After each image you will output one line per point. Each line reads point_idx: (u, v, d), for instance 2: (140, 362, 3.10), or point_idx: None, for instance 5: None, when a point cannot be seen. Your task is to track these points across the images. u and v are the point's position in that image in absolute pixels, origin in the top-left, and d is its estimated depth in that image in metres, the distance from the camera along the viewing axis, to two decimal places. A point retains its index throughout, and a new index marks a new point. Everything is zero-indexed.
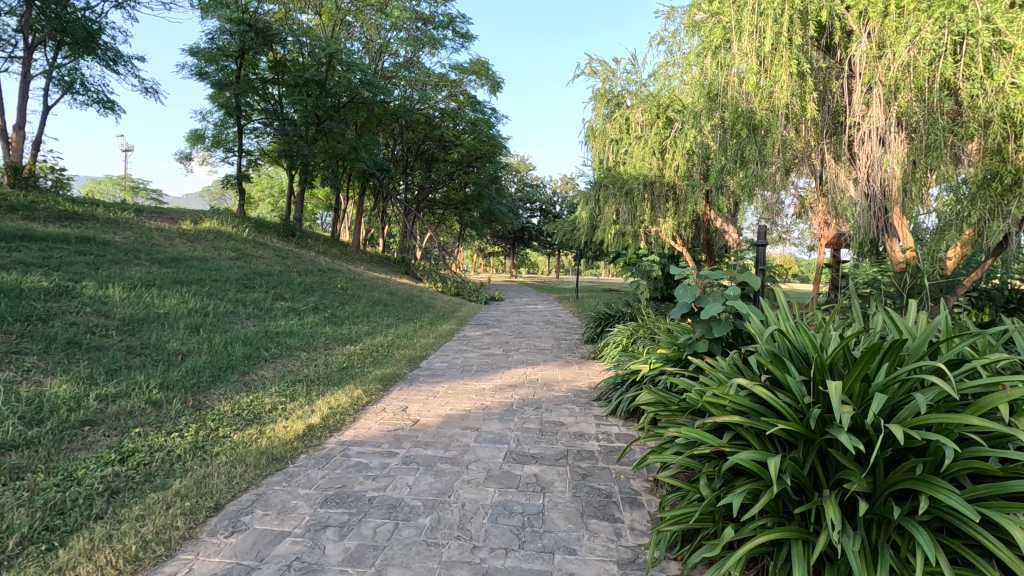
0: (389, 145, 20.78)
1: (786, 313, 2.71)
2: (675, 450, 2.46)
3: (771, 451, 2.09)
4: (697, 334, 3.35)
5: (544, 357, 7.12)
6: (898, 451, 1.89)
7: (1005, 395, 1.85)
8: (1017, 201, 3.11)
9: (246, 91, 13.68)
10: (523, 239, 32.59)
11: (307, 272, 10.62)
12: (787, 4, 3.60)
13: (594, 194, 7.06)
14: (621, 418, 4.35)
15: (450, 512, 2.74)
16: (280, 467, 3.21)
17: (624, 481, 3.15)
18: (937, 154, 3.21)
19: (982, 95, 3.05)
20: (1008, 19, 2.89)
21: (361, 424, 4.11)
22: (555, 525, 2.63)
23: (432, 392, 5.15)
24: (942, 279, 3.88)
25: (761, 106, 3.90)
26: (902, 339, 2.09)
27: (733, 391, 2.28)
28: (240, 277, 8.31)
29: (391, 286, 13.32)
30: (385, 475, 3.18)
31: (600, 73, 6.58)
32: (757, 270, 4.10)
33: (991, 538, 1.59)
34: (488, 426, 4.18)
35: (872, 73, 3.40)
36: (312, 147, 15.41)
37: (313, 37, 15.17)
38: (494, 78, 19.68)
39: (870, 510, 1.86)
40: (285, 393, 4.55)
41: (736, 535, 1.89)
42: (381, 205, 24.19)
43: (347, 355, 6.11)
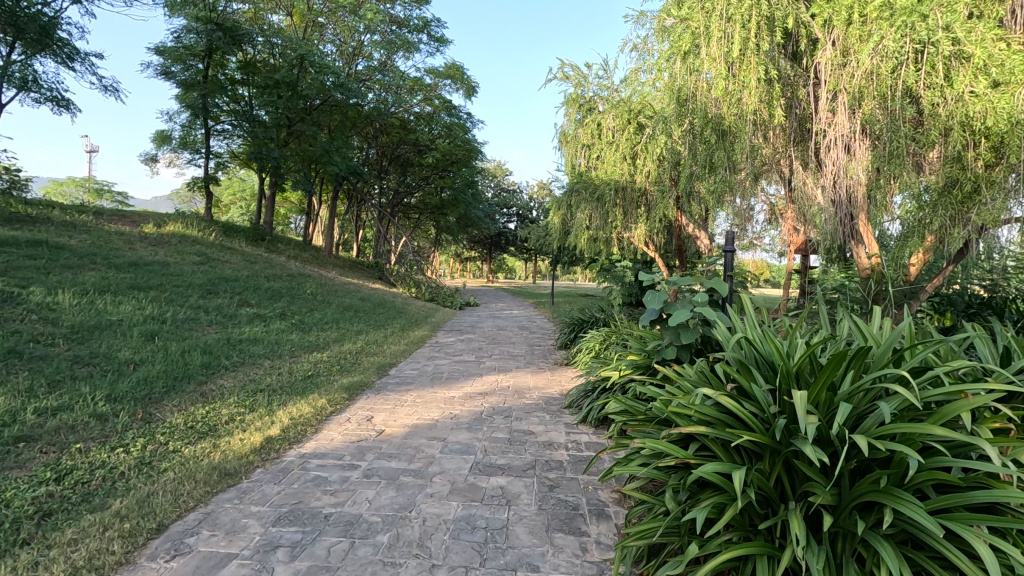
0: (363, 148, 20.54)
1: (753, 320, 2.65)
2: (641, 461, 2.38)
3: (737, 464, 2.03)
4: (665, 341, 3.33)
5: (517, 363, 7.04)
6: (863, 462, 1.86)
7: (968, 403, 1.84)
8: (976, 209, 3.12)
9: (213, 91, 13.32)
10: (500, 244, 32.56)
11: (274, 277, 10.37)
12: (755, 10, 3.61)
13: (567, 199, 7.03)
14: (591, 425, 4.29)
15: (411, 528, 2.63)
16: (233, 482, 3.06)
17: (592, 492, 3.08)
18: (901, 162, 3.21)
19: (943, 104, 3.08)
20: (967, 29, 2.94)
21: (323, 435, 3.96)
22: (519, 540, 2.54)
23: (400, 400, 5.03)
24: (907, 286, 3.92)
25: (730, 111, 3.92)
26: (865, 347, 2.07)
27: (699, 400, 2.22)
28: (204, 282, 8.05)
29: (364, 291, 13.07)
30: (345, 489, 3.04)
31: (572, 78, 6.55)
32: (726, 276, 4.08)
33: (954, 550, 1.56)
34: (456, 436, 4.07)
35: (837, 80, 3.46)
36: (282, 150, 15.11)
37: (284, 37, 14.85)
38: (469, 82, 19.55)
39: (835, 523, 1.82)
40: (244, 403, 4.37)
41: (701, 551, 1.83)
42: (356, 209, 23.88)
43: (312, 363, 5.93)
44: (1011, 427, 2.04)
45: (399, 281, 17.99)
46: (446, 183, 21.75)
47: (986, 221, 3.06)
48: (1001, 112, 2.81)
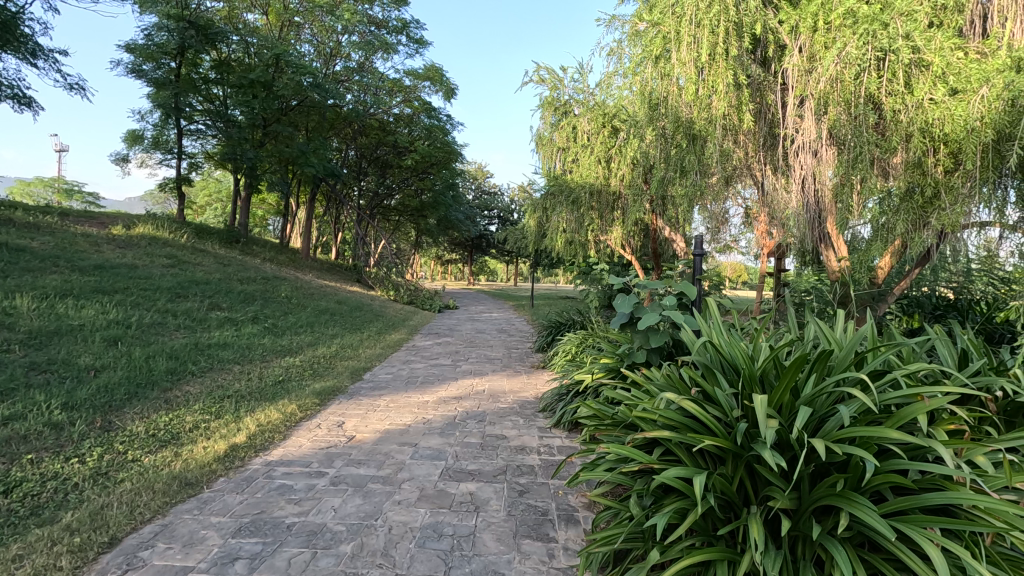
0: (342, 149, 20.34)
1: (720, 323, 2.66)
2: (606, 466, 2.38)
3: (700, 469, 2.03)
4: (635, 344, 3.34)
5: (493, 367, 7.01)
6: (821, 466, 1.88)
7: (926, 405, 1.86)
8: (936, 213, 3.16)
9: (185, 90, 13.04)
10: (481, 247, 32.46)
11: (248, 280, 10.17)
12: (723, 16, 3.65)
13: (543, 202, 7.04)
14: (564, 429, 4.28)
15: (376, 537, 2.58)
16: (194, 492, 2.97)
17: (562, 497, 3.07)
18: (864, 166, 3.28)
19: (904, 110, 3.13)
20: (926, 38, 3.05)
21: (291, 442, 3.88)
22: (486, 548, 2.51)
23: (373, 405, 4.96)
24: (874, 288, 3.99)
25: (700, 116, 3.96)
26: (826, 351, 2.09)
27: (663, 405, 2.21)
28: (173, 286, 7.87)
29: (341, 295, 12.91)
30: (310, 498, 2.98)
31: (548, 81, 6.56)
32: (696, 279, 4.10)
33: (907, 552, 1.58)
34: (427, 441, 4.03)
35: (804, 86, 3.49)
36: (257, 150, 14.87)
37: (260, 37, 14.66)
38: (448, 84, 19.48)
39: (794, 527, 1.83)
40: (210, 410, 4.27)
41: (662, 557, 1.82)
42: (335, 211, 23.65)
43: (284, 368, 5.82)
44: (966, 428, 2.08)
45: (378, 283, 17.82)
46: (426, 185, 21.64)
47: (947, 226, 3.09)
48: (958, 119, 2.87)
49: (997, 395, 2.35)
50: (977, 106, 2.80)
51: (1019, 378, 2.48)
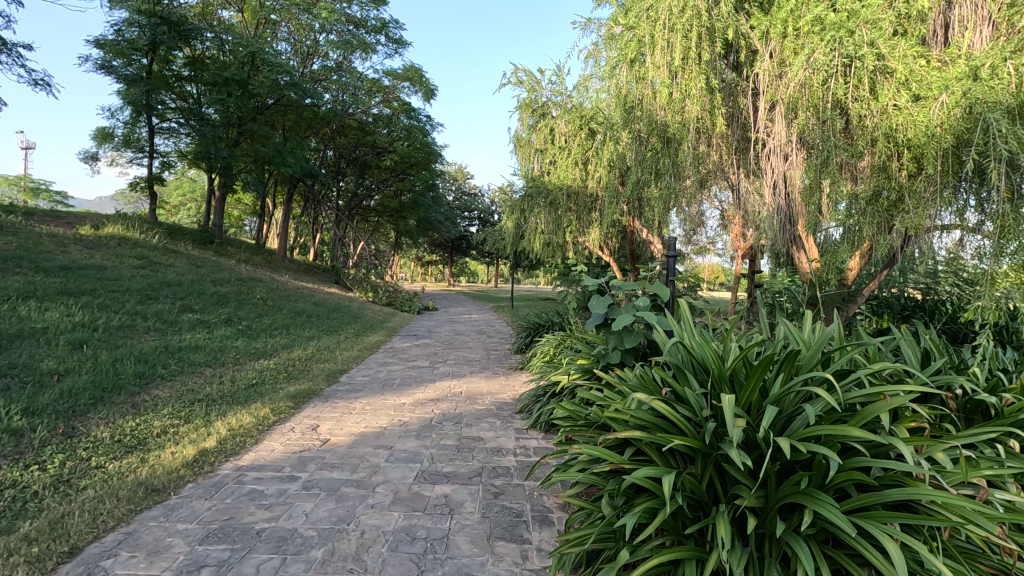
0: (320, 150, 20.11)
1: (692, 324, 2.68)
2: (579, 467, 2.39)
3: (670, 468, 2.05)
4: (609, 345, 3.37)
5: (471, 368, 6.99)
6: (787, 464, 1.92)
7: (886, 404, 1.92)
8: (900, 216, 3.23)
9: (158, 88, 12.75)
10: (461, 248, 32.37)
11: (222, 281, 9.98)
12: (696, 21, 3.70)
13: (520, 204, 7.05)
14: (541, 430, 4.29)
15: (347, 541, 2.54)
16: (160, 499, 2.90)
17: (536, 498, 3.07)
18: (832, 170, 3.34)
19: (869, 116, 3.20)
20: (890, 45, 3.13)
21: (264, 445, 3.82)
22: (459, 550, 2.49)
23: (348, 408, 4.90)
24: (843, 289, 4.07)
25: (674, 119, 3.99)
26: (793, 350, 2.14)
27: (635, 406, 2.24)
28: (143, 287, 7.69)
29: (318, 296, 12.76)
30: (281, 503, 2.93)
31: (526, 83, 6.57)
32: (670, 281, 4.15)
33: (869, 547, 1.62)
34: (403, 444, 3.99)
35: (774, 90, 3.57)
36: (232, 149, 14.61)
37: (235, 34, 14.41)
38: (428, 84, 19.39)
39: (761, 525, 1.86)
40: (179, 414, 4.18)
41: (632, 557, 1.83)
42: (313, 211, 23.36)
43: (257, 371, 5.72)
44: (926, 426, 2.14)
45: (356, 285, 17.65)
46: (405, 185, 21.51)
47: (909, 229, 3.14)
48: (919, 125, 2.94)
49: (957, 393, 2.43)
50: (937, 113, 2.87)
51: (979, 377, 2.56)
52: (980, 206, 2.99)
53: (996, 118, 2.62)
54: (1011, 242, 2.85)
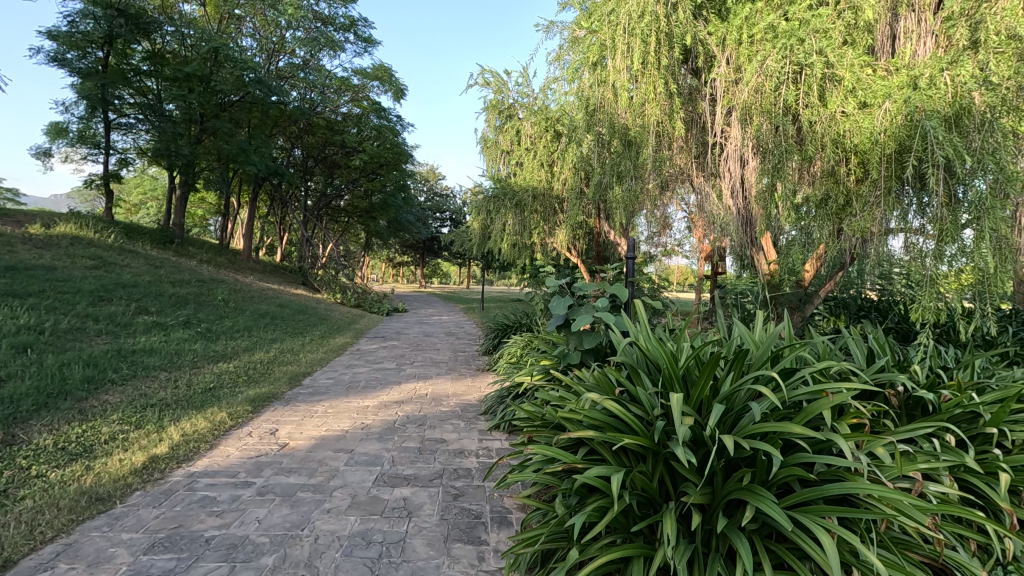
0: (287, 148, 19.73)
1: (646, 324, 2.70)
2: (535, 467, 2.40)
3: (621, 467, 2.07)
4: (569, 346, 3.41)
5: (438, 370, 6.95)
6: (732, 461, 1.96)
7: (828, 401, 1.97)
8: (848, 219, 3.34)
9: (115, 82, 12.29)
10: (433, 249, 32.23)
11: (182, 282, 9.71)
12: (655, 26, 3.75)
13: (487, 204, 7.03)
14: (505, 431, 4.29)
15: (301, 547, 2.49)
16: (105, 507, 2.80)
17: (496, 499, 3.07)
18: (784, 173, 3.42)
19: (819, 121, 3.29)
20: (838, 54, 3.23)
21: (218, 451, 3.72)
22: (415, 553, 2.47)
23: (310, 411, 4.82)
24: (798, 289, 4.20)
25: (635, 122, 4.05)
26: (742, 350, 2.19)
27: (589, 406, 2.26)
28: (95, 289, 7.40)
29: (284, 297, 12.50)
30: (233, 510, 2.85)
31: (492, 84, 6.57)
32: (630, 282, 4.21)
33: (808, 541, 1.66)
34: (363, 447, 3.94)
35: (731, 96, 3.65)
36: (194, 147, 14.20)
37: (197, 29, 14.03)
38: (398, 84, 19.23)
39: (706, 521, 1.90)
40: (129, 420, 4.04)
41: (581, 556, 1.85)
42: (279, 211, 22.89)
43: (215, 374, 5.57)
44: (868, 422, 2.21)
45: (324, 286, 17.32)
46: (376, 185, 21.29)
47: (857, 232, 3.25)
48: (865, 130, 3.05)
49: (898, 390, 2.53)
50: (880, 119, 2.98)
51: (918, 374, 2.67)
52: (922, 209, 3.09)
53: (933, 125, 2.75)
54: (951, 245, 2.96)
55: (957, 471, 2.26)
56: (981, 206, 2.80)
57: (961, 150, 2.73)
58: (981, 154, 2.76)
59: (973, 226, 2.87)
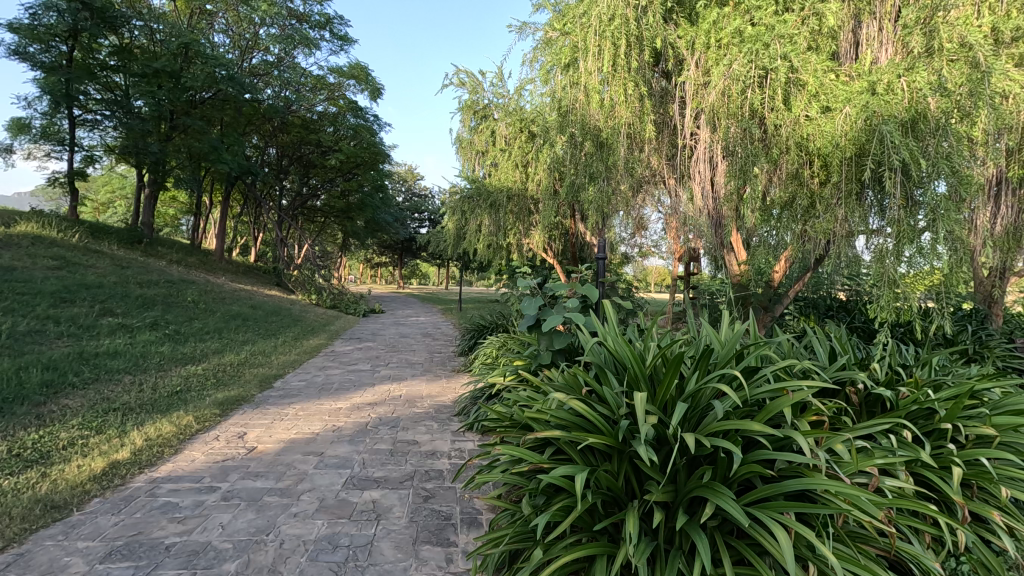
0: (261, 147, 19.41)
1: (614, 324, 2.72)
2: (503, 468, 2.40)
3: (587, 466, 2.09)
4: (541, 346, 3.41)
5: (414, 371, 6.90)
6: (694, 458, 1.99)
7: (788, 399, 2.02)
8: (812, 221, 3.41)
9: (80, 77, 11.93)
10: (411, 249, 32.04)
11: (149, 283, 9.47)
12: (625, 29, 3.78)
13: (462, 205, 7.01)
14: (478, 433, 4.27)
15: (265, 553, 2.45)
16: (60, 515, 2.71)
17: (466, 500, 3.06)
18: (750, 176, 3.48)
19: (783, 125, 3.36)
20: (802, 59, 3.30)
21: (183, 455, 3.64)
22: (382, 556, 2.44)
23: (280, 414, 4.74)
24: (768, 289, 4.28)
25: (606, 123, 4.08)
26: (706, 349, 2.22)
27: (556, 406, 2.27)
28: (57, 290, 7.17)
29: (258, 299, 12.28)
30: (196, 515, 2.79)
31: (467, 84, 6.55)
32: (600, 282, 4.24)
33: (766, 537, 1.69)
34: (334, 449, 3.89)
35: (700, 99, 3.70)
36: (164, 144, 13.86)
37: (168, 24, 13.72)
38: (375, 83, 19.05)
39: (670, 519, 1.92)
40: (90, 425, 3.92)
41: (545, 556, 1.85)
42: (254, 210, 22.51)
43: (183, 377, 5.44)
44: (826, 419, 2.26)
45: (300, 287, 17.07)
46: (352, 185, 21.07)
47: (821, 233, 3.32)
48: (826, 133, 3.12)
49: (858, 388, 2.59)
50: (841, 123, 3.06)
51: (876, 372, 2.75)
52: (881, 210, 3.16)
53: (890, 130, 2.83)
54: (910, 246, 3.05)
55: (913, 466, 2.32)
56: (938, 210, 2.89)
57: (916, 154, 2.83)
58: (935, 158, 2.85)
59: (930, 229, 2.96)
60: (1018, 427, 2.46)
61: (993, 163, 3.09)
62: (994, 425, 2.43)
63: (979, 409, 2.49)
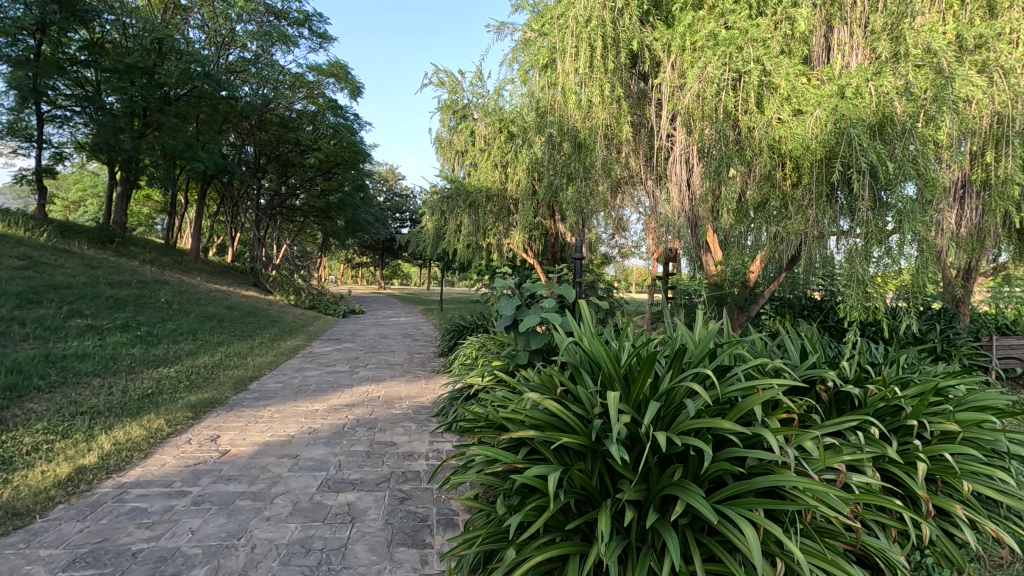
0: (238, 145, 19.08)
1: (590, 324, 2.73)
2: (478, 468, 2.39)
3: (561, 466, 2.09)
4: (518, 347, 3.41)
5: (393, 372, 6.85)
6: (665, 457, 2.01)
7: (758, 397, 2.04)
8: (784, 223, 3.45)
9: (49, 71, 11.59)
10: (392, 249, 31.85)
11: (121, 283, 9.25)
12: (601, 31, 3.81)
13: (441, 205, 6.98)
14: (457, 434, 4.26)
15: (235, 558, 2.41)
16: (21, 523, 2.63)
17: (443, 502, 3.04)
18: (724, 177, 3.52)
19: (756, 128, 3.40)
20: (774, 63, 3.36)
21: (154, 459, 3.56)
22: (356, 559, 2.42)
23: (255, 416, 4.67)
24: (743, 289, 4.34)
25: (583, 124, 4.09)
26: (679, 349, 2.24)
27: (530, 406, 2.27)
28: (23, 290, 6.96)
29: (234, 299, 12.08)
30: (165, 521, 2.73)
31: (447, 84, 6.51)
32: (578, 282, 4.25)
33: (735, 534, 1.72)
34: (310, 451, 3.84)
35: (675, 101, 3.73)
36: (136, 141, 13.55)
37: (140, 18, 13.39)
38: (355, 81, 18.86)
39: (641, 517, 1.93)
40: (55, 429, 3.81)
41: (518, 556, 1.85)
42: (231, 210, 22.14)
43: (155, 379, 5.33)
44: (796, 417, 2.30)
45: (278, 287, 16.84)
46: (332, 185, 20.83)
47: (793, 234, 3.36)
48: (797, 136, 3.16)
49: (828, 386, 2.64)
50: (812, 126, 3.10)
51: (846, 370, 2.80)
52: (850, 211, 3.23)
53: (857, 133, 2.89)
54: (878, 246, 3.12)
55: (880, 462, 2.37)
56: (905, 212, 2.97)
57: (883, 156, 2.90)
58: (902, 161, 2.93)
59: (897, 230, 3.04)
60: (981, 423, 2.54)
61: (957, 166, 3.19)
62: (958, 421, 2.49)
63: (944, 406, 2.55)
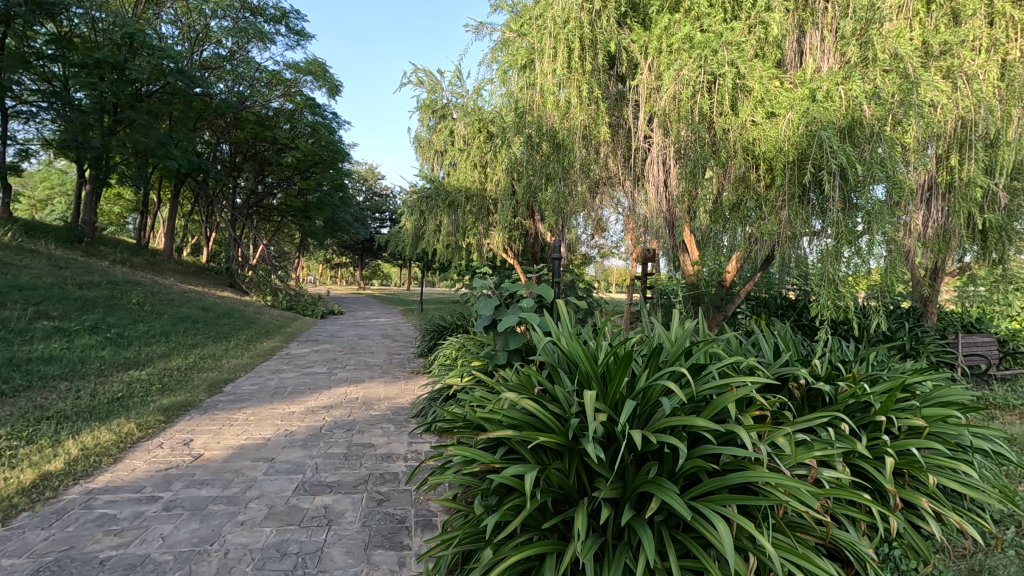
0: (213, 143, 18.71)
1: (567, 324, 2.74)
2: (456, 469, 2.39)
3: (538, 465, 2.10)
4: (496, 346, 3.41)
5: (372, 373, 6.79)
6: (641, 454, 2.03)
7: (732, 394, 2.07)
8: (758, 223, 3.50)
9: (13, 65, 11.22)
10: (372, 249, 31.57)
11: (90, 284, 8.99)
12: (579, 33, 3.83)
13: (420, 205, 6.93)
14: (436, 434, 4.23)
15: (207, 564, 2.36)
16: None
17: (422, 503, 3.02)
18: (700, 178, 3.56)
19: (731, 130, 3.44)
20: (748, 66, 3.40)
21: (123, 465, 3.47)
22: (332, 562, 2.39)
23: (230, 419, 4.59)
24: (719, 289, 4.40)
25: (562, 124, 4.10)
26: (655, 348, 2.26)
27: (508, 405, 2.28)
28: None
29: (208, 300, 11.85)
30: (134, 527, 2.66)
31: (426, 83, 6.47)
32: (557, 282, 4.26)
33: (709, 530, 1.74)
34: (286, 454, 3.79)
35: (652, 103, 3.76)
36: (106, 138, 13.19)
37: (110, 13, 13.04)
38: (333, 79, 18.64)
39: (618, 515, 1.95)
40: (19, 435, 3.69)
41: (495, 556, 1.85)
42: (205, 209, 21.70)
43: (125, 383, 5.19)
44: (768, 414, 2.34)
45: (254, 288, 16.57)
46: (310, 184, 20.56)
47: (767, 235, 3.41)
48: (770, 138, 3.19)
49: (800, 383, 2.69)
50: (784, 128, 3.14)
51: (817, 367, 2.86)
52: (822, 212, 3.29)
53: (828, 135, 2.95)
54: (849, 247, 3.19)
55: (850, 457, 2.43)
56: (874, 213, 3.04)
57: (853, 159, 2.96)
58: (871, 164, 3.01)
59: (867, 231, 3.11)
60: (946, 418, 2.61)
61: (923, 169, 3.29)
62: (924, 416, 2.57)
63: (911, 402, 2.62)
